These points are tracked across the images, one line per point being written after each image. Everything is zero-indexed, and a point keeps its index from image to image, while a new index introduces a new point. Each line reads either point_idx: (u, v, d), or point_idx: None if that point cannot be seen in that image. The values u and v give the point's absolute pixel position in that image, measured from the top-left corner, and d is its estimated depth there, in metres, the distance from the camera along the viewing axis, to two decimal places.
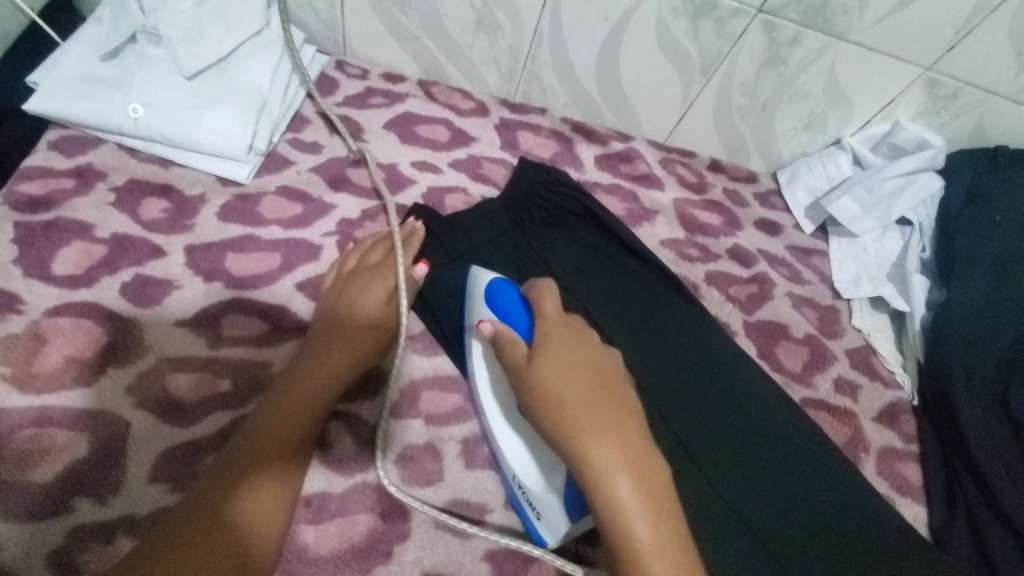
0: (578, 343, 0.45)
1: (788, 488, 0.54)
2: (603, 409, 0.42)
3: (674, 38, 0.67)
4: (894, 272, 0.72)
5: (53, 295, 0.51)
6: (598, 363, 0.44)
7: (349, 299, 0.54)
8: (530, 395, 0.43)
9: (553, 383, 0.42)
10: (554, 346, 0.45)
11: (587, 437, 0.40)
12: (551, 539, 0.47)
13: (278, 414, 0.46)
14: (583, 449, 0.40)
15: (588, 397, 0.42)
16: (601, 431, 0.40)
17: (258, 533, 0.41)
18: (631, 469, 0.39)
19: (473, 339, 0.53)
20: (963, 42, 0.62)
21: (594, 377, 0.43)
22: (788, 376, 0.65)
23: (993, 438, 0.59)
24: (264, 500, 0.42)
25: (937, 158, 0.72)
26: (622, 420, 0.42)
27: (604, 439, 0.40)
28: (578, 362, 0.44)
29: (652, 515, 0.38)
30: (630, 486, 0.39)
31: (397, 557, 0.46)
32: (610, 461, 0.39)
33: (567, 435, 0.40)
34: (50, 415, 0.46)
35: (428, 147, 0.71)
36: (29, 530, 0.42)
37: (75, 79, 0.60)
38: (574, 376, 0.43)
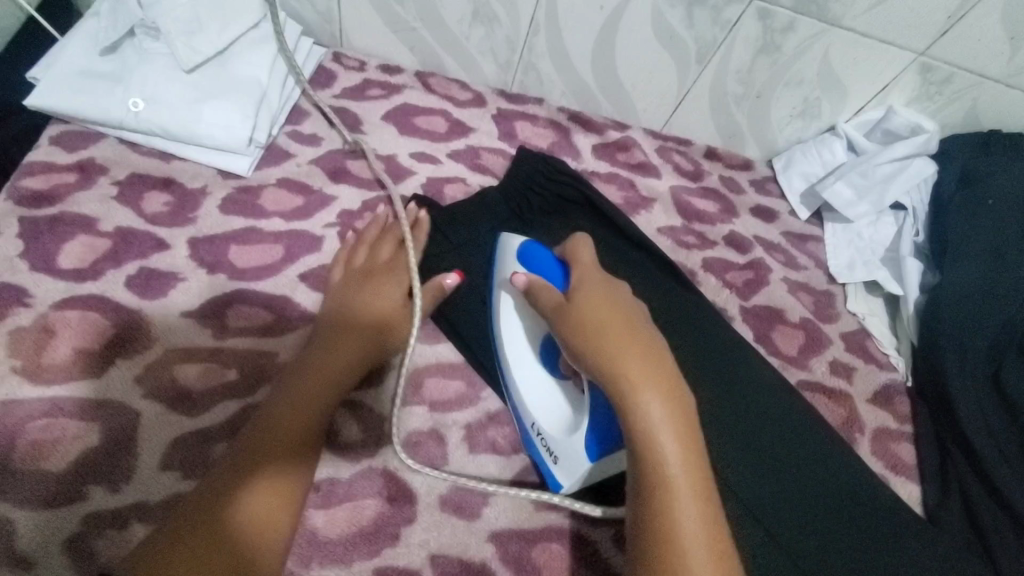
0: (612, 287, 0.47)
1: (784, 467, 0.55)
2: (638, 339, 0.43)
3: (670, 27, 0.68)
4: (888, 256, 0.73)
5: (60, 288, 0.52)
6: (625, 301, 0.46)
7: (366, 292, 0.55)
8: (566, 329, 0.45)
9: (591, 316, 0.44)
10: (589, 287, 0.47)
11: (622, 366, 0.41)
12: (567, 484, 0.49)
13: (291, 403, 0.47)
14: (620, 375, 0.41)
15: (625, 329, 0.43)
16: (631, 354, 0.42)
17: (278, 520, 0.42)
18: (660, 387, 0.40)
19: (503, 292, 0.56)
20: (956, 27, 0.63)
21: (623, 311, 0.45)
22: (785, 360, 0.66)
23: (985, 417, 0.60)
24: (282, 487, 0.43)
25: (930, 142, 0.73)
26: (651, 345, 0.43)
27: (640, 369, 0.41)
28: (614, 301, 0.46)
29: (682, 443, 0.39)
30: (665, 413, 0.40)
31: (404, 539, 0.47)
32: (641, 380, 0.40)
33: (602, 365, 0.42)
34: (60, 406, 0.47)
35: (426, 138, 0.71)
36: (45, 517, 0.43)
37: (75, 73, 0.61)
38: (611, 313, 0.44)
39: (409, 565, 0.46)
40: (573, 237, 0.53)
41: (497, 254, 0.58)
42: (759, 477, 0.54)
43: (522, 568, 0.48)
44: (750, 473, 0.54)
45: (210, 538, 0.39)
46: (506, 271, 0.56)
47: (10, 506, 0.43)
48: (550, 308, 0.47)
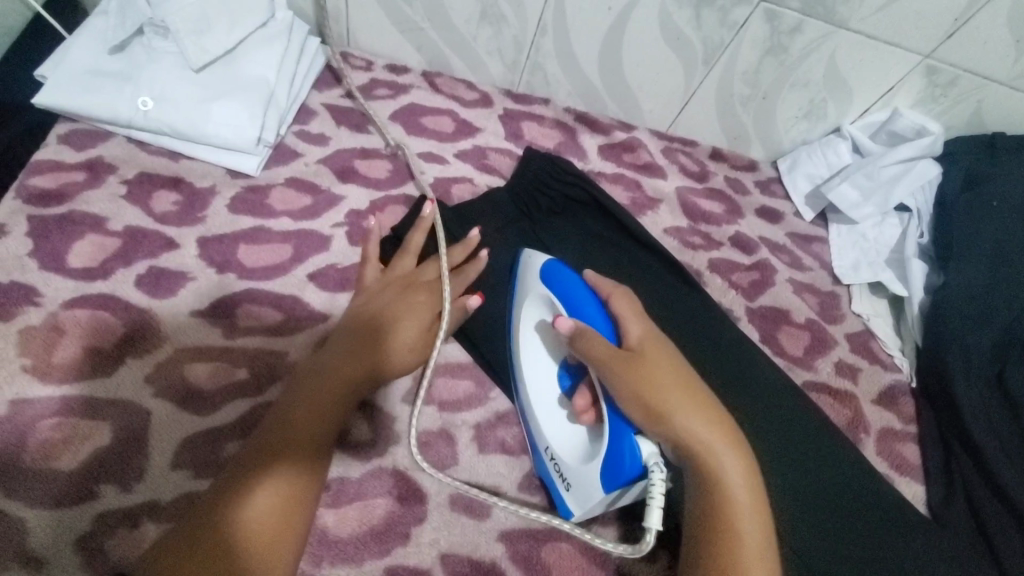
0: (668, 347, 0.49)
1: (790, 467, 0.56)
2: (705, 403, 0.45)
3: (678, 28, 0.68)
4: (893, 257, 0.73)
5: (70, 287, 0.52)
6: (684, 365, 0.48)
7: (398, 309, 0.54)
8: (638, 386, 0.44)
9: (668, 381, 0.45)
10: (654, 347, 0.48)
11: (712, 442, 0.43)
12: (577, 512, 0.48)
13: (304, 404, 0.47)
14: (711, 450, 0.43)
15: (703, 404, 0.45)
16: (705, 418, 0.44)
17: (292, 520, 0.42)
18: (733, 452, 0.43)
19: (525, 310, 0.56)
20: (962, 29, 0.63)
21: (686, 374, 0.47)
22: (790, 360, 0.67)
23: (990, 418, 0.61)
24: (297, 486, 0.43)
25: (936, 144, 0.73)
26: (718, 413, 0.45)
27: (727, 448, 0.43)
28: (683, 368, 0.47)
29: (763, 522, 0.42)
30: (749, 492, 0.42)
31: (415, 539, 0.47)
32: (714, 443, 0.43)
33: (686, 434, 0.43)
34: (71, 404, 0.47)
35: (433, 138, 0.71)
36: (56, 516, 0.43)
37: (83, 72, 0.61)
38: (677, 375, 0.46)
39: (420, 564, 0.46)
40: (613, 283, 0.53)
41: (520, 270, 0.59)
42: (766, 478, 0.55)
43: (532, 567, 0.48)
44: None
45: (228, 542, 0.40)
46: (531, 290, 0.56)
47: (21, 504, 0.43)
48: (614, 357, 0.46)
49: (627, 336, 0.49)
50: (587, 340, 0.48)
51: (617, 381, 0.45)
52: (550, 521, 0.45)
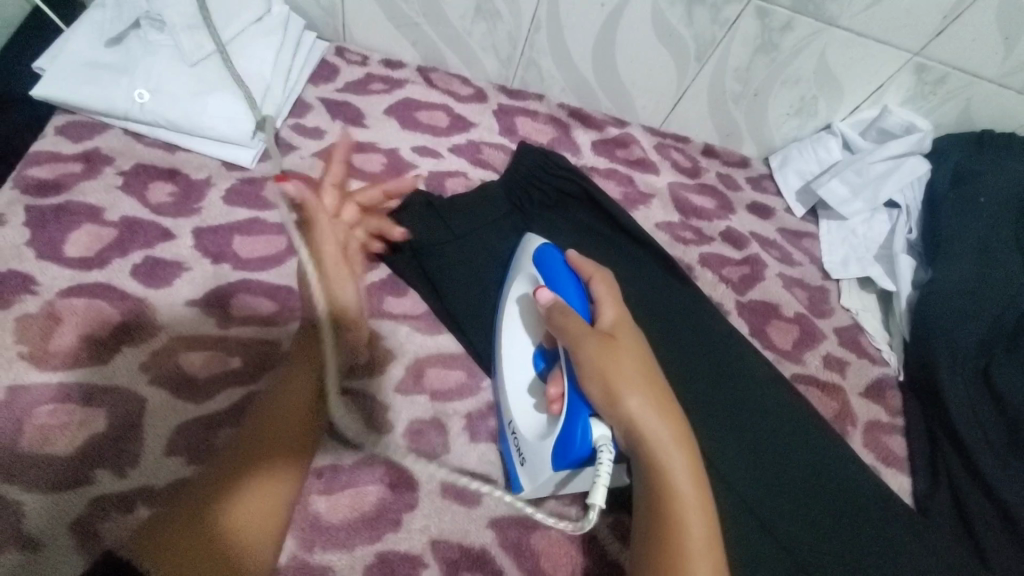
0: (634, 338, 0.49)
1: (775, 457, 0.57)
2: (663, 398, 0.45)
3: (670, 25, 0.69)
4: (882, 253, 0.74)
5: (67, 276, 0.53)
6: (648, 358, 0.48)
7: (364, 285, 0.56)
8: (599, 366, 0.45)
9: (631, 367, 0.46)
10: (625, 334, 0.49)
11: (660, 435, 0.43)
12: (527, 487, 0.50)
13: (288, 399, 0.47)
14: (658, 442, 0.43)
15: (661, 398, 0.45)
16: (659, 413, 0.44)
17: (278, 518, 0.43)
18: (683, 450, 0.43)
19: (516, 287, 0.58)
20: (951, 27, 0.64)
21: (648, 367, 0.47)
22: (779, 353, 0.68)
23: (974, 411, 0.62)
24: (282, 487, 0.44)
25: (924, 142, 0.74)
26: (674, 409, 0.45)
27: (678, 443, 0.43)
28: (649, 360, 0.47)
29: (704, 518, 0.42)
30: (693, 486, 0.43)
31: (405, 525, 0.48)
32: (666, 439, 0.43)
33: (638, 421, 0.43)
34: (67, 391, 0.48)
35: (428, 133, 0.72)
36: (52, 500, 0.43)
37: (81, 64, 0.61)
38: (639, 365, 0.46)
39: (410, 550, 0.47)
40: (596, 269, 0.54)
41: (518, 253, 0.60)
42: (752, 469, 0.56)
43: (522, 554, 0.49)
44: (742, 466, 0.56)
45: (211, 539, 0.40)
46: (524, 271, 0.58)
47: (18, 488, 0.43)
48: (583, 336, 0.47)
49: (601, 320, 0.50)
50: (561, 316, 0.49)
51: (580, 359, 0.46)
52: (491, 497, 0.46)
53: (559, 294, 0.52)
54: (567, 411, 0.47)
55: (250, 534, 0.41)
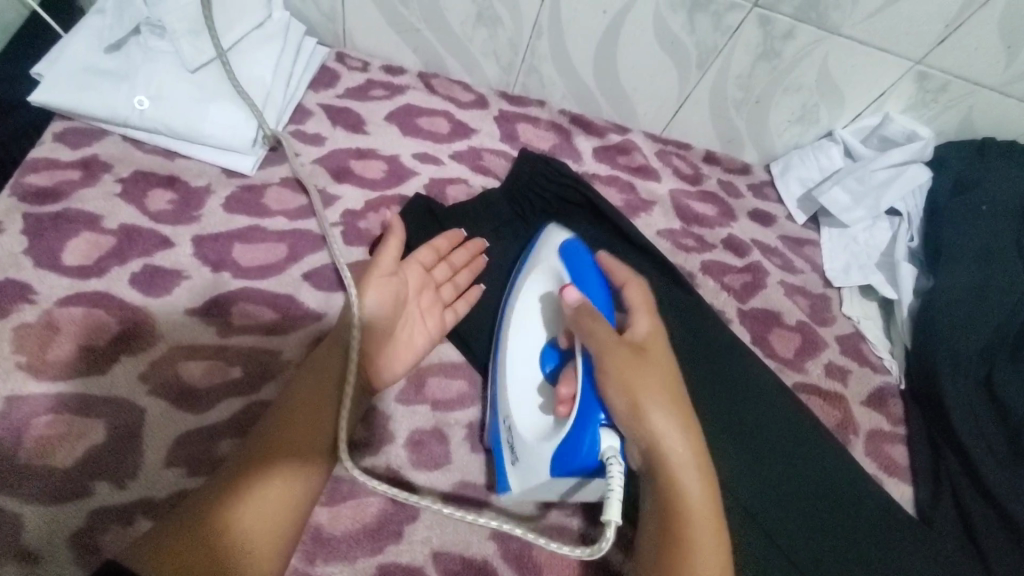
0: (662, 349, 0.49)
1: (780, 468, 0.57)
2: (684, 414, 0.45)
3: (672, 33, 0.69)
4: (883, 260, 0.74)
5: (65, 285, 0.52)
6: (672, 370, 0.48)
7: (399, 324, 0.55)
8: (627, 379, 0.45)
9: (657, 383, 0.45)
10: (655, 349, 0.48)
11: (683, 450, 0.43)
12: (517, 487, 0.49)
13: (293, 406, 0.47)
14: (679, 460, 0.43)
15: (683, 415, 0.45)
16: (682, 431, 0.44)
17: (290, 525, 0.42)
18: (701, 471, 0.44)
19: (532, 278, 0.57)
20: (953, 36, 0.64)
21: (673, 381, 0.47)
22: (781, 361, 0.67)
23: (976, 421, 0.62)
24: (296, 492, 0.44)
25: (926, 150, 0.74)
26: (693, 427, 0.45)
27: (696, 463, 0.44)
28: (674, 374, 0.47)
29: (716, 538, 0.42)
30: (707, 504, 0.43)
31: (407, 537, 0.48)
32: (686, 459, 0.43)
33: (659, 438, 0.43)
34: (65, 401, 0.47)
35: (429, 139, 0.72)
36: (51, 513, 0.43)
37: (79, 70, 0.61)
38: (664, 379, 0.46)
39: (412, 562, 0.47)
40: (628, 272, 0.53)
41: (539, 241, 0.60)
42: (757, 479, 0.56)
43: (524, 566, 0.48)
44: (747, 475, 0.56)
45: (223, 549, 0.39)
46: (546, 262, 0.57)
47: (16, 500, 0.43)
48: (613, 344, 0.46)
49: (633, 330, 0.49)
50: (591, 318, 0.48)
51: (607, 368, 0.45)
52: (490, 523, 0.43)
53: (586, 295, 0.51)
54: (580, 412, 0.46)
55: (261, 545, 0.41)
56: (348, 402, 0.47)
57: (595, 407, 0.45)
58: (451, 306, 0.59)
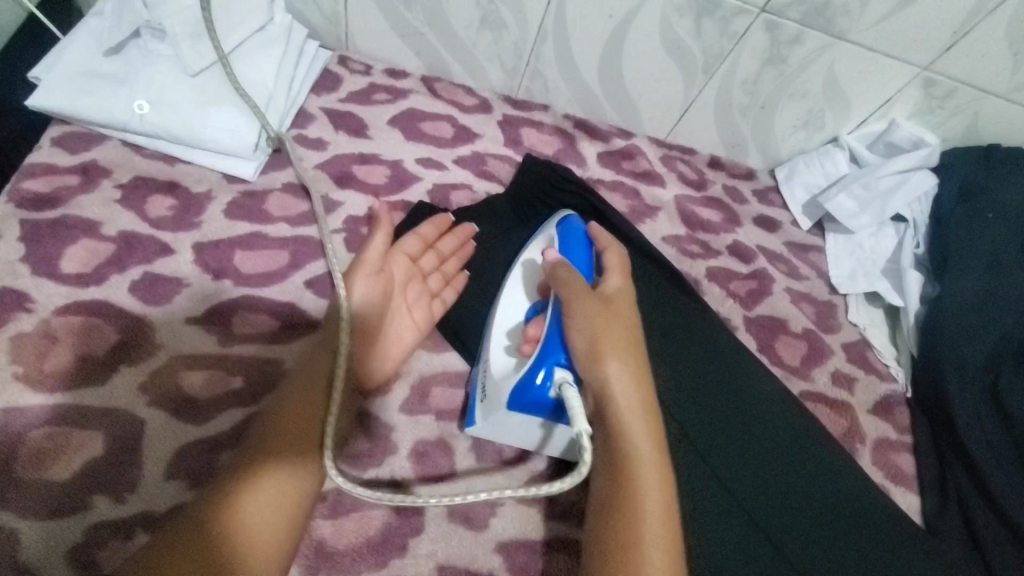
0: (627, 306, 0.51)
1: (788, 478, 0.56)
2: (636, 363, 0.47)
3: (678, 37, 0.68)
4: (889, 267, 0.74)
5: (63, 293, 0.51)
6: (634, 326, 0.50)
7: (388, 318, 0.56)
8: (590, 323, 0.47)
9: (617, 331, 0.48)
10: (622, 303, 0.51)
11: (631, 402, 0.45)
12: (479, 421, 0.52)
13: (287, 413, 0.46)
14: (625, 403, 0.45)
15: (636, 364, 0.47)
16: (630, 376, 0.46)
17: (289, 532, 0.42)
18: (646, 417, 0.45)
19: (535, 241, 0.59)
20: (960, 42, 0.64)
21: (631, 333, 0.49)
22: (787, 369, 0.67)
23: (984, 430, 0.61)
24: (292, 501, 0.43)
25: (931, 156, 0.74)
26: (644, 376, 0.47)
27: (642, 408, 0.45)
28: (635, 329, 0.50)
29: (664, 485, 0.43)
30: (650, 449, 0.44)
31: (412, 550, 0.47)
32: (630, 401, 0.45)
33: (609, 381, 0.45)
34: (63, 414, 0.46)
35: (433, 144, 0.71)
36: (49, 528, 0.42)
37: (78, 73, 0.60)
38: (622, 329, 0.48)
39: None
40: (610, 241, 0.56)
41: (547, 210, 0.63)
42: (765, 489, 0.55)
43: None
44: (755, 484, 0.55)
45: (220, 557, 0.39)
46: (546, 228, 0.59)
47: (12, 516, 0.42)
48: (580, 293, 0.49)
49: (603, 284, 0.52)
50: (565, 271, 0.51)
51: (574, 312, 0.48)
52: (472, 498, 0.42)
53: (566, 256, 0.54)
54: (541, 347, 0.49)
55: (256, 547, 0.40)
56: (333, 411, 0.46)
57: (557, 345, 0.48)
58: (439, 296, 0.59)
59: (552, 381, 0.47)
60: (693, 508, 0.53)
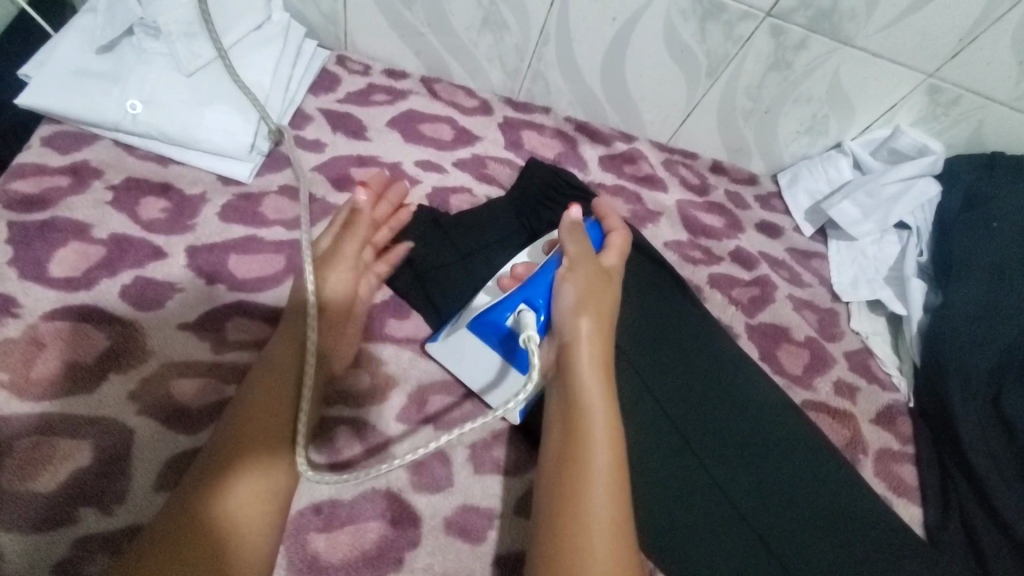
0: (615, 280, 0.50)
1: (791, 488, 0.55)
2: (604, 325, 0.46)
3: (683, 40, 0.67)
4: (892, 275, 0.73)
5: (51, 298, 0.50)
6: (614, 296, 0.49)
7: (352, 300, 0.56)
8: (582, 284, 0.47)
9: (603, 297, 0.47)
10: (616, 279, 0.51)
11: (591, 360, 0.44)
12: (439, 345, 0.55)
13: (254, 414, 0.45)
14: (584, 360, 0.44)
15: (604, 328, 0.46)
16: (595, 335, 0.45)
17: (259, 541, 0.40)
18: (602, 375, 0.44)
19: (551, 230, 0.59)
20: (967, 50, 0.63)
21: (610, 301, 0.48)
22: (789, 378, 0.66)
23: (988, 442, 0.60)
24: (261, 505, 0.41)
25: (936, 164, 0.73)
26: (608, 339, 0.46)
27: (599, 366, 0.44)
28: (616, 301, 0.49)
29: (615, 440, 0.41)
30: (605, 405, 0.42)
31: (408, 564, 0.46)
32: (590, 357, 0.44)
33: (577, 338, 0.45)
34: (50, 424, 0.45)
35: (432, 147, 0.70)
36: (33, 542, 0.41)
37: (69, 72, 0.58)
38: (602, 293, 0.48)
39: None
40: (619, 224, 0.56)
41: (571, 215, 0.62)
42: (766, 499, 0.54)
43: None
44: (757, 495, 0.54)
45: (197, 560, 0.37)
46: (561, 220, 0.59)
47: None
48: (581, 256, 0.49)
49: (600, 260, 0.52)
50: (574, 233, 0.51)
51: (572, 270, 0.48)
52: (462, 429, 0.41)
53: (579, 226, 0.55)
54: (524, 282, 0.49)
55: (252, 539, 0.40)
56: (304, 405, 0.45)
57: (539, 289, 0.48)
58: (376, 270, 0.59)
59: (513, 311, 0.48)
60: (692, 526, 0.52)
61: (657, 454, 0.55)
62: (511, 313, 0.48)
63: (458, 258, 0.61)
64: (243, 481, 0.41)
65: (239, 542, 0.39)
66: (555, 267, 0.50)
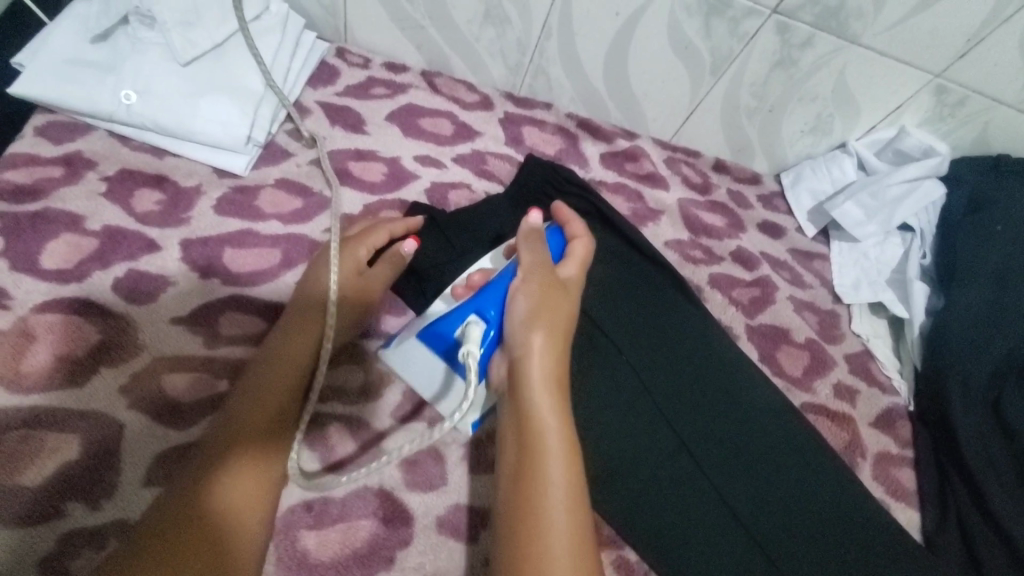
0: (574, 289, 0.50)
1: (788, 491, 0.54)
2: (558, 336, 0.45)
3: (686, 37, 0.66)
4: (895, 277, 0.72)
5: (42, 290, 0.49)
6: (573, 306, 0.48)
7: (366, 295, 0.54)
8: (536, 293, 0.46)
9: (558, 308, 0.47)
10: (574, 288, 0.50)
11: (546, 373, 0.43)
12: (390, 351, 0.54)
13: (249, 412, 0.44)
14: (536, 373, 0.43)
15: (558, 339, 0.45)
16: (549, 346, 0.44)
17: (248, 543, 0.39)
18: (556, 388, 0.43)
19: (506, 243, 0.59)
20: (974, 50, 0.62)
21: (568, 311, 0.47)
22: (789, 380, 0.65)
23: (989, 447, 0.59)
24: (251, 507, 0.40)
25: (941, 165, 0.72)
26: (563, 350, 0.45)
27: (552, 378, 0.43)
28: (574, 310, 0.48)
29: (570, 457, 0.41)
30: (557, 420, 0.42)
31: (399, 563, 0.45)
32: (544, 371, 0.43)
33: (529, 350, 0.44)
34: (39, 416, 0.44)
35: (431, 142, 0.69)
36: (19, 536, 0.40)
37: (61, 61, 0.57)
38: (559, 302, 0.47)
39: None
40: (580, 231, 0.55)
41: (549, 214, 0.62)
42: (761, 504, 0.53)
43: None
44: (755, 498, 0.53)
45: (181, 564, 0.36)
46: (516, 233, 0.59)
47: None
48: (536, 265, 0.48)
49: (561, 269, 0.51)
50: (532, 241, 0.51)
51: (526, 280, 0.47)
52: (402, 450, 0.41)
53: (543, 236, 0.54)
54: (477, 293, 0.50)
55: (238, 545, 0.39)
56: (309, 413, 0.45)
57: (491, 300, 0.48)
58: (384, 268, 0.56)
59: (462, 322, 0.48)
60: (690, 522, 0.52)
61: (653, 455, 0.55)
62: (460, 325, 0.48)
63: (456, 257, 0.60)
64: (244, 475, 0.41)
65: (242, 537, 0.39)
66: (511, 277, 0.49)
